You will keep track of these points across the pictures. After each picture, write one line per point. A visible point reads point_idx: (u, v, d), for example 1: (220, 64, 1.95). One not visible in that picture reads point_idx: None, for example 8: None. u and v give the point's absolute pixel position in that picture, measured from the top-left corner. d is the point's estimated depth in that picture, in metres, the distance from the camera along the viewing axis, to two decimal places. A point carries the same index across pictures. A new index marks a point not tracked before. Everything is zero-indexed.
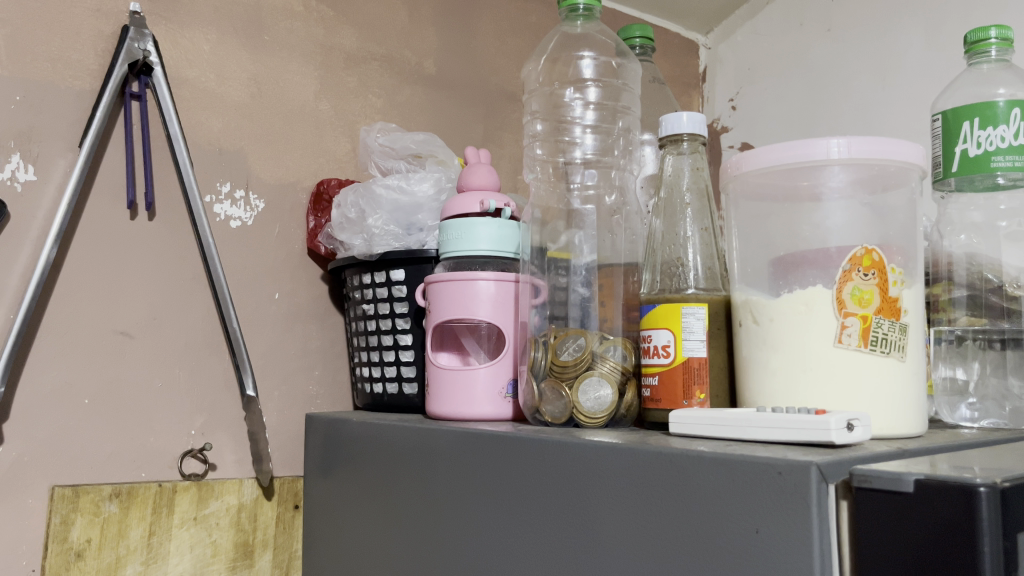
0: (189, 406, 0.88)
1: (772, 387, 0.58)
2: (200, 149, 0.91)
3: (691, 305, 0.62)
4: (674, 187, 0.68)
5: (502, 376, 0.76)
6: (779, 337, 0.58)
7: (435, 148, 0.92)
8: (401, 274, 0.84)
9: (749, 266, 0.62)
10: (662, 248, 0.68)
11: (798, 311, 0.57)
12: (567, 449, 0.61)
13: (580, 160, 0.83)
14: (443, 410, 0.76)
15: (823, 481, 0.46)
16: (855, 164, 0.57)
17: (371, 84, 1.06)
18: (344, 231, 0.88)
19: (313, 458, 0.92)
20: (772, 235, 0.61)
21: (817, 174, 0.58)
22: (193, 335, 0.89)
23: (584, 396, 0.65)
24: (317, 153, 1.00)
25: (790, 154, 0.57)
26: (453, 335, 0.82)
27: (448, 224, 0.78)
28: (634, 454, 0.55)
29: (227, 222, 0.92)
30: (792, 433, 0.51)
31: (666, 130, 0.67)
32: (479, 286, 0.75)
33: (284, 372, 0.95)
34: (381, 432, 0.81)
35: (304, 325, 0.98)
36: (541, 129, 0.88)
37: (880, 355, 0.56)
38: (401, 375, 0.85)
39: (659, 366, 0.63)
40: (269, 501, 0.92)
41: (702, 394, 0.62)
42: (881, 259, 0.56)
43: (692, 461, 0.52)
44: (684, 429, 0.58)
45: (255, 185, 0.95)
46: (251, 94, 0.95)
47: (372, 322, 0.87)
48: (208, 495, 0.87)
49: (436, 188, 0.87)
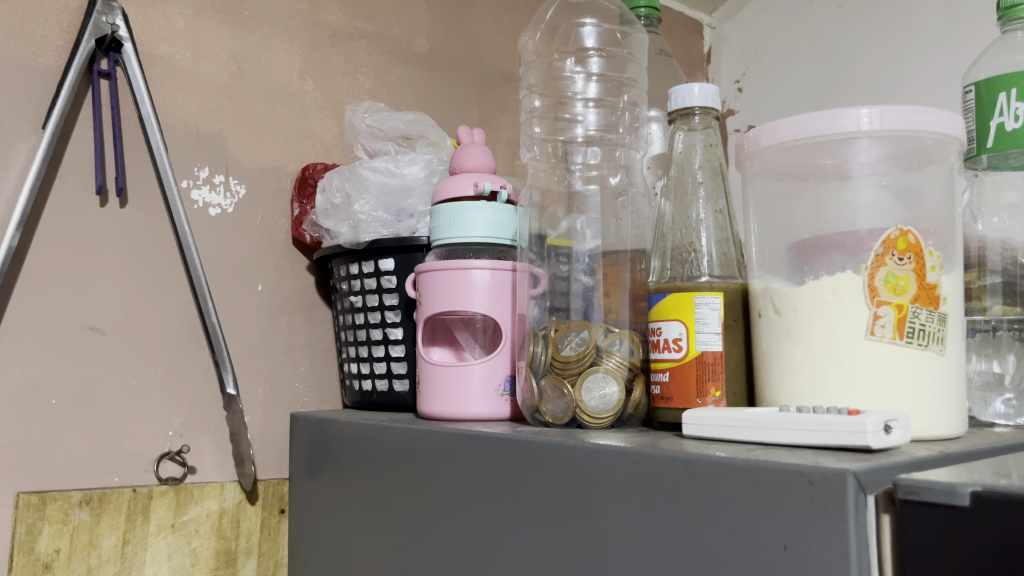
0: (167, 405, 0.83)
1: (796, 385, 0.52)
2: (175, 132, 0.85)
3: (705, 295, 0.56)
4: (684, 165, 0.63)
5: (498, 372, 0.70)
6: (804, 329, 0.52)
7: (426, 129, 0.85)
8: (390, 264, 0.78)
9: (768, 251, 0.57)
10: (672, 232, 0.62)
11: (824, 300, 0.51)
12: (570, 452, 0.55)
13: (581, 139, 0.76)
14: (436, 409, 0.70)
15: (860, 492, 0.40)
16: (888, 136, 0.51)
17: (360, 63, 1.01)
18: (329, 219, 0.83)
19: (299, 460, 0.87)
20: (795, 216, 0.55)
21: (844, 149, 0.52)
22: (170, 329, 0.84)
23: (588, 394, 0.60)
24: (302, 136, 0.95)
25: (816, 126, 0.52)
26: (446, 329, 0.77)
27: (440, 209, 0.72)
28: (645, 459, 0.50)
29: (205, 209, 0.87)
30: (822, 437, 0.45)
31: (676, 102, 0.61)
32: (474, 276, 0.70)
33: (268, 368, 0.90)
34: (370, 432, 0.76)
35: (289, 319, 0.92)
36: (539, 105, 0.80)
37: (917, 348, 0.50)
38: (392, 372, 0.80)
39: (670, 361, 0.58)
40: (253, 506, 0.86)
41: (718, 391, 0.56)
42: (918, 241, 0.51)
43: (709, 468, 0.46)
44: (698, 431, 0.52)
45: (235, 170, 0.89)
46: (230, 73, 0.90)
47: (361, 316, 0.82)
48: (186, 500, 0.82)
49: (427, 170, 0.81)
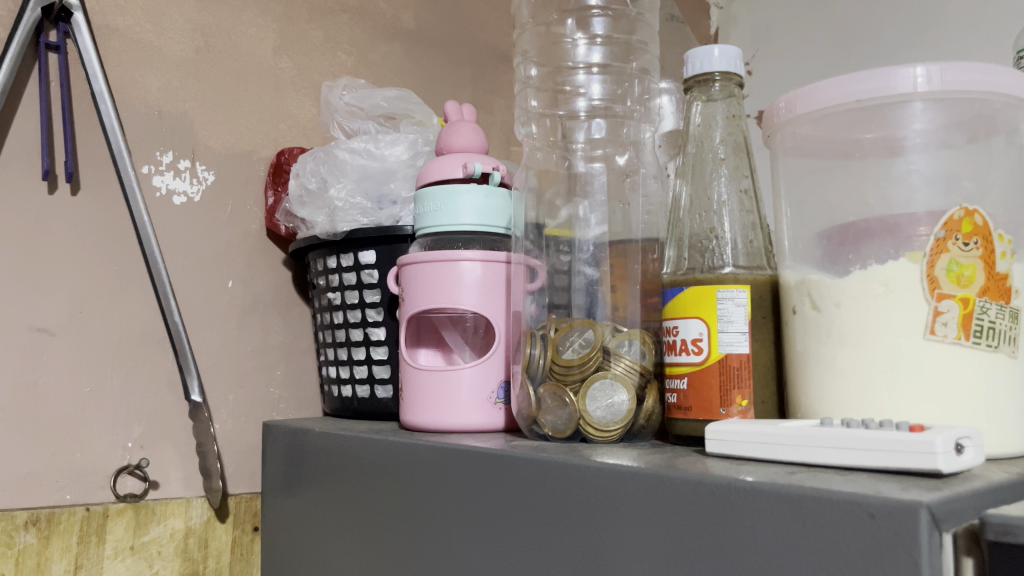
0: (125, 414, 0.75)
1: (839, 394, 0.44)
2: (135, 112, 0.77)
3: (729, 288, 0.49)
4: (703, 140, 0.54)
5: (491, 377, 0.62)
6: (850, 328, 0.44)
7: (411, 106, 0.77)
8: (371, 257, 0.70)
9: (802, 239, 0.49)
10: (690, 217, 0.54)
11: (873, 294, 0.43)
12: (575, 473, 0.47)
13: (584, 112, 0.67)
14: (421, 420, 0.62)
15: (935, 529, 0.32)
16: (945, 99, 0.43)
17: (341, 40, 0.93)
18: (303, 207, 0.75)
19: (272, 474, 0.79)
20: (836, 197, 0.47)
21: (893, 116, 0.44)
22: (127, 330, 0.75)
23: (594, 403, 0.52)
24: (277, 119, 0.87)
25: (860, 89, 0.44)
26: (433, 329, 0.68)
27: (425, 193, 0.64)
28: (663, 484, 0.42)
29: (169, 197, 0.79)
30: (880, 458, 0.38)
31: (693, 67, 0.53)
32: (464, 269, 0.62)
33: (239, 373, 0.82)
34: (349, 443, 0.68)
35: (263, 318, 0.84)
36: (535, 75, 0.70)
37: (986, 350, 0.43)
38: (373, 376, 0.72)
39: (688, 366, 0.50)
40: (223, 523, 0.79)
41: (744, 400, 0.49)
42: (985, 223, 0.43)
43: (742, 497, 0.38)
44: (725, 449, 0.44)
45: (203, 154, 0.81)
46: (197, 49, 0.82)
47: (340, 315, 0.74)
48: (147, 519, 0.74)
49: (411, 152, 0.73)
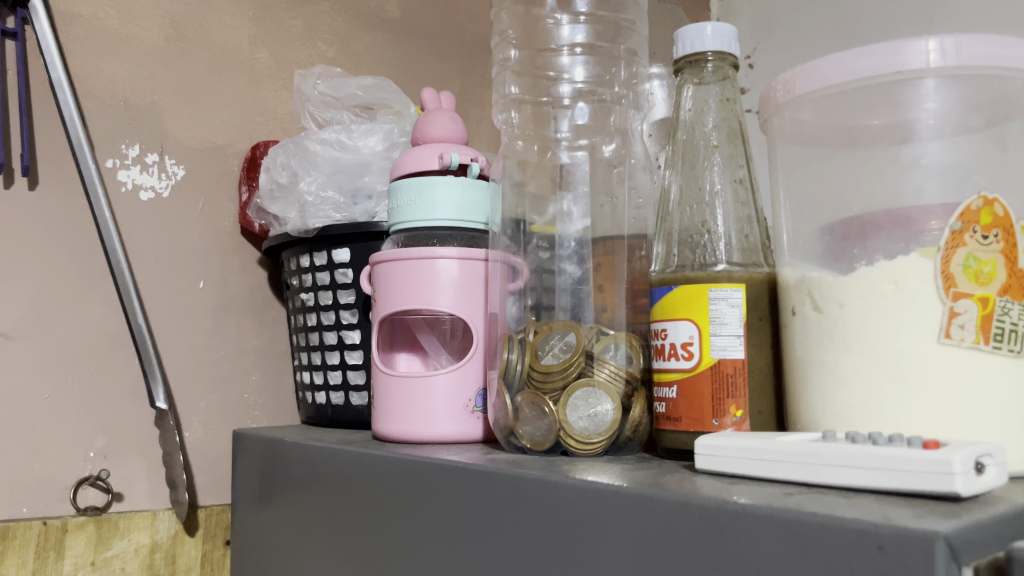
0: (88, 422, 0.70)
1: (843, 405, 0.40)
2: (99, 103, 0.73)
3: (723, 287, 0.44)
4: (694, 126, 0.50)
5: (469, 384, 0.58)
6: (855, 331, 0.40)
7: (388, 95, 0.73)
8: (345, 255, 0.66)
9: (802, 234, 0.45)
10: (679, 212, 0.50)
11: (880, 293, 0.39)
12: (552, 491, 0.43)
13: (569, 97, 0.62)
14: (393, 430, 0.58)
15: (955, 563, 0.28)
16: (961, 75, 0.39)
17: (321, 30, 0.89)
18: (274, 202, 0.70)
19: (242, 485, 0.74)
20: (839, 187, 0.43)
21: (903, 95, 0.40)
22: (90, 333, 0.71)
23: (575, 413, 0.47)
24: (253, 111, 0.83)
25: (866, 65, 0.39)
26: (409, 332, 0.64)
27: (399, 186, 0.59)
28: (647, 505, 0.38)
29: (136, 192, 0.75)
30: (890, 478, 0.33)
31: (684, 47, 0.49)
32: (440, 267, 0.58)
33: (211, 379, 0.78)
34: (320, 454, 0.64)
35: (238, 320, 0.80)
36: (515, 57, 0.64)
37: (1008, 355, 0.38)
38: (348, 383, 0.68)
39: (677, 372, 0.46)
40: (192, 537, 0.74)
41: (740, 410, 0.44)
42: (1005, 214, 0.39)
43: (733, 522, 0.34)
44: (716, 465, 0.40)
45: (172, 148, 0.77)
46: (166, 37, 0.78)
47: (313, 317, 0.70)
48: (110, 534, 0.70)
49: (387, 143, 0.69)
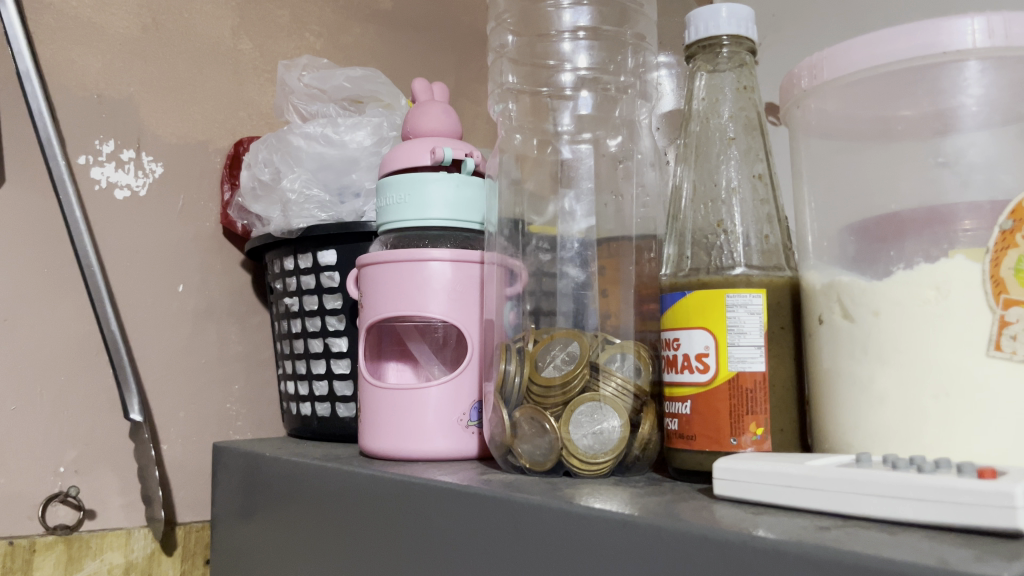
0: (58, 434, 0.66)
1: (878, 424, 0.36)
2: (71, 95, 0.69)
3: (741, 292, 0.40)
4: (707, 117, 0.46)
5: (463, 397, 0.54)
6: (891, 342, 0.36)
7: (378, 87, 0.69)
8: (331, 257, 0.62)
9: (828, 234, 0.41)
10: (692, 211, 0.45)
11: (921, 300, 0.35)
12: (553, 518, 0.39)
13: (571, 87, 0.56)
14: (380, 446, 0.54)
15: None
16: (1009, 58, 0.35)
17: (308, 21, 0.85)
18: (256, 201, 0.66)
19: (222, 501, 0.70)
20: (870, 183, 0.39)
21: (944, 80, 0.36)
22: (61, 340, 0.67)
23: (579, 430, 0.43)
24: (235, 105, 0.79)
25: (906, 45, 0.36)
26: (398, 340, 0.60)
27: (388, 182, 0.55)
28: (662, 538, 0.34)
29: (110, 191, 0.70)
30: (940, 511, 0.29)
31: (697, 30, 0.45)
32: (432, 270, 0.54)
33: (191, 388, 0.73)
34: (301, 471, 0.59)
35: (219, 326, 0.76)
36: (512, 42, 0.60)
37: None
38: (334, 393, 0.63)
39: (690, 386, 0.42)
40: (170, 557, 0.70)
41: (760, 428, 0.40)
42: None
43: (760, 562, 0.30)
44: (736, 492, 0.36)
45: (150, 144, 0.73)
46: (143, 27, 0.73)
47: (298, 323, 0.65)
48: (80, 554, 0.65)
49: (376, 137, 0.65)
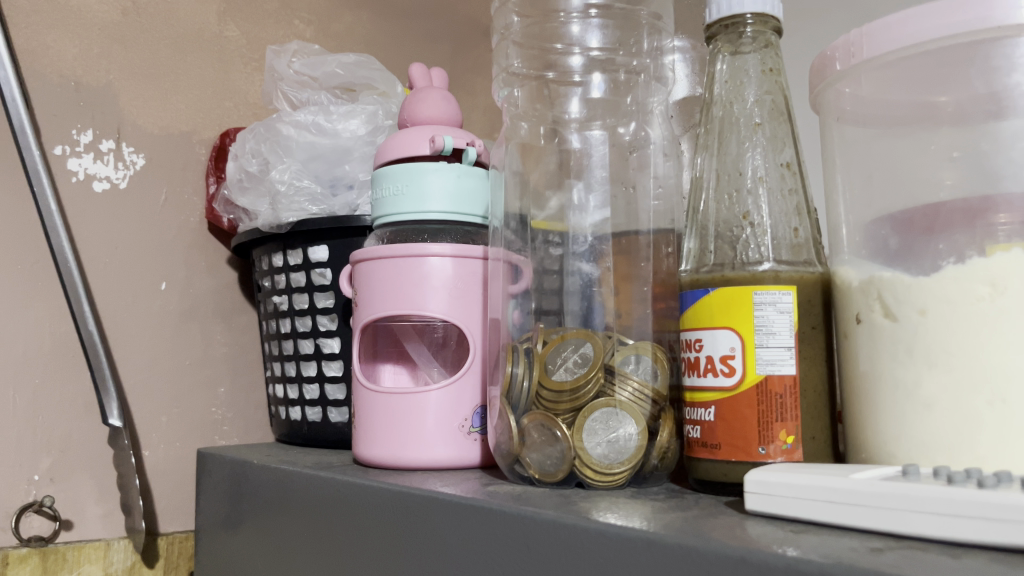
0: (32, 441, 0.62)
1: (925, 432, 0.33)
2: (46, 82, 0.65)
3: (769, 290, 0.37)
4: (730, 102, 0.43)
5: (465, 401, 0.51)
6: (941, 343, 0.33)
7: (372, 75, 0.66)
8: (323, 253, 0.59)
9: (864, 227, 0.38)
10: (715, 203, 0.42)
11: (974, 297, 0.32)
12: (567, 534, 0.36)
13: (579, 71, 0.53)
14: (375, 454, 0.51)
15: None
16: None
17: (298, 7, 0.81)
18: (243, 193, 0.63)
19: (206, 511, 0.66)
20: (913, 170, 0.36)
21: (999, 57, 0.33)
22: (35, 342, 0.63)
23: (593, 438, 0.40)
24: (221, 95, 0.75)
25: (960, 17, 0.32)
26: (394, 341, 0.57)
27: (384, 173, 0.52)
28: (690, 560, 0.31)
29: (88, 183, 0.67)
30: (1009, 532, 0.26)
31: (719, 9, 0.42)
32: (431, 267, 0.50)
33: (174, 390, 0.70)
34: (290, 479, 0.56)
35: (204, 326, 0.72)
36: (517, 24, 0.56)
37: None
38: (325, 397, 0.60)
39: (714, 391, 0.38)
40: (151, 570, 0.66)
41: (790, 436, 0.37)
42: None
43: None
44: (771, 507, 0.33)
45: (130, 134, 0.69)
46: (123, 11, 0.70)
47: (287, 323, 0.62)
48: (55, 567, 0.62)
49: (370, 126, 0.62)
